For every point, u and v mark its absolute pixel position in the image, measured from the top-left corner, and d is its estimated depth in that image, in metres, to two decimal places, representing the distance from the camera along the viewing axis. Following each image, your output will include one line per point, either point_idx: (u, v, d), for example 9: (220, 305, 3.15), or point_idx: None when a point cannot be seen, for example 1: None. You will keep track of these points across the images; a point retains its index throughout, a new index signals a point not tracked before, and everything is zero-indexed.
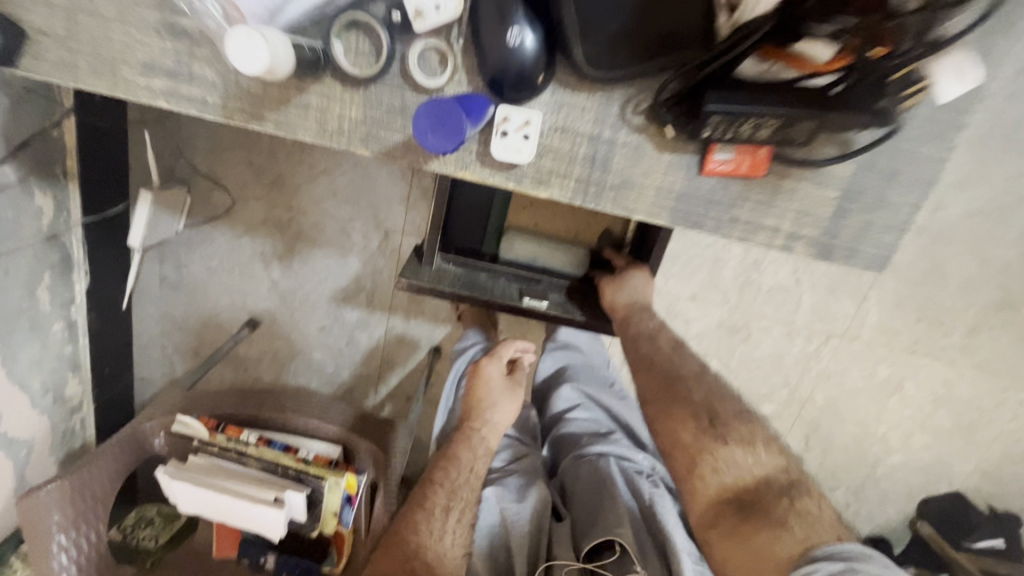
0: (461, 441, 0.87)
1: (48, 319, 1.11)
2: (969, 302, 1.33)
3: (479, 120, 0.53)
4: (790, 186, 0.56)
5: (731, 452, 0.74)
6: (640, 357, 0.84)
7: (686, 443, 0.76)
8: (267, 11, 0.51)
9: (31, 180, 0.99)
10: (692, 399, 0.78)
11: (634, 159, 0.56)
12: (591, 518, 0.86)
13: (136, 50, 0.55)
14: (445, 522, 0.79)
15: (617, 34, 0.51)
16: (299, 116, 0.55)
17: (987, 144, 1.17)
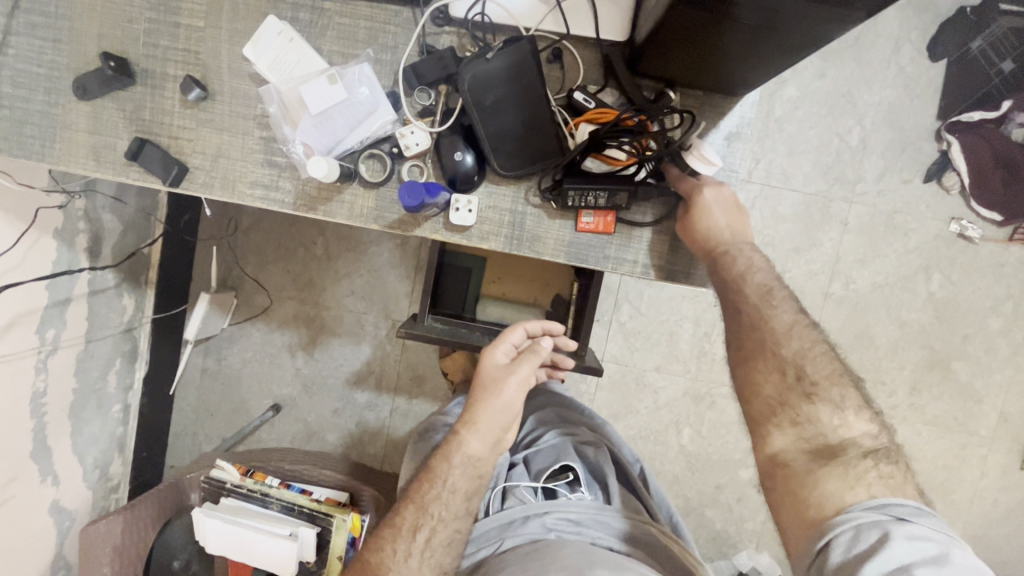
0: (444, 456, 0.85)
1: (110, 399, 1.33)
2: (902, 362, 1.51)
3: (440, 199, 0.70)
4: (637, 234, 0.74)
5: (816, 407, 0.66)
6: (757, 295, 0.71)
7: (765, 390, 0.68)
8: (327, 147, 0.71)
9: (123, 285, 1.30)
10: (782, 353, 0.68)
11: (538, 221, 0.73)
12: (547, 463, 0.96)
13: (243, 171, 0.74)
14: (411, 548, 0.80)
15: (518, 148, 0.69)
16: (336, 208, 0.73)
17: (874, 229, 1.47)
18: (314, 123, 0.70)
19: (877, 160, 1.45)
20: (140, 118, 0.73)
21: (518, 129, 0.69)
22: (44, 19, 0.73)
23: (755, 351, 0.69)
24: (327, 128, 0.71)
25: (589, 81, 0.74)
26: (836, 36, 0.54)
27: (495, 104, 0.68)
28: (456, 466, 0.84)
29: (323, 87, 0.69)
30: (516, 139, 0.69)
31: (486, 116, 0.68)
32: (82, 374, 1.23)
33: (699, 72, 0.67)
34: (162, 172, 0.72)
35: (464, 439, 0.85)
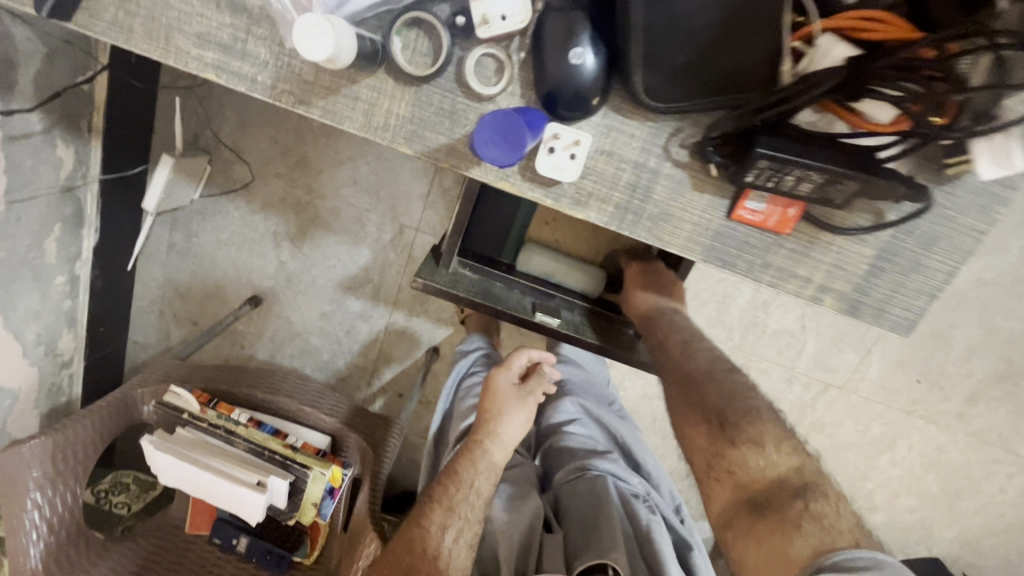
0: (469, 459, 0.78)
1: (52, 270, 1.10)
2: (971, 370, 1.33)
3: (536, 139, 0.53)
4: (827, 237, 0.55)
5: (742, 452, 0.63)
6: (687, 375, 0.73)
7: (701, 446, 0.67)
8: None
9: (55, 131, 0.99)
10: (712, 402, 0.68)
11: (677, 190, 0.55)
12: (584, 537, 0.78)
13: (194, 21, 0.54)
14: (441, 550, 0.71)
15: (682, 65, 0.49)
16: (345, 107, 0.54)
17: (1006, 217, 1.18)
18: None
19: None
20: None
21: (693, 32, 0.48)
22: None
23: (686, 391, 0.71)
24: None
25: None
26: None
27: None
28: (479, 472, 0.77)
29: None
30: (688, 44, 0.48)
31: (654, 3, 0.48)
32: (9, 241, 0.98)
33: None
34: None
35: (480, 449, 0.79)
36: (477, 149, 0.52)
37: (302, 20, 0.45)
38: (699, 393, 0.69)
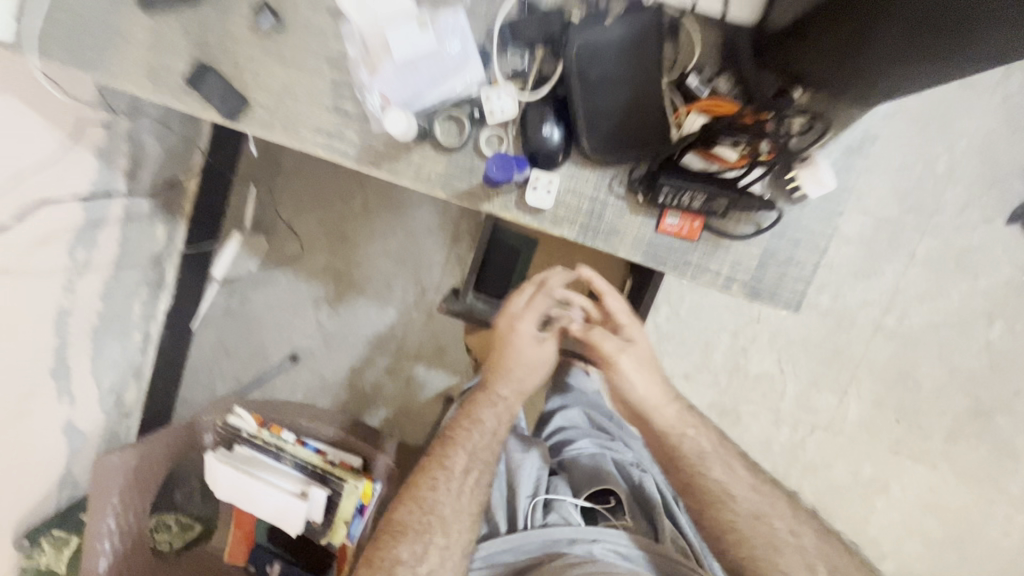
0: (484, 402, 0.88)
1: (132, 327, 1.31)
2: (944, 408, 1.44)
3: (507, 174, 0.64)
4: (726, 242, 0.65)
5: (786, 556, 0.78)
6: (714, 493, 0.82)
7: (742, 543, 0.80)
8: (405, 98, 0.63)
9: (156, 213, 1.25)
10: (739, 510, 0.82)
11: (620, 212, 0.65)
12: (588, 478, 0.93)
13: (300, 113, 0.66)
14: (463, 485, 0.84)
15: (620, 133, 0.62)
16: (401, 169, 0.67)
17: (941, 267, 1.38)
18: (394, 72, 0.61)
19: (961, 192, 1.34)
20: (206, 41, 0.65)
21: (625, 111, 0.62)
22: None
23: (699, 496, 0.83)
24: (409, 78, 0.62)
25: (704, 63, 0.66)
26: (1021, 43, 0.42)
27: (593, 81, 0.61)
28: (491, 412, 0.88)
29: (412, 31, 0.59)
30: (618, 120, 0.61)
31: (592, 92, 0.61)
32: (109, 299, 1.20)
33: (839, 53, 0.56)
34: (222, 103, 0.65)
35: (495, 394, 0.89)
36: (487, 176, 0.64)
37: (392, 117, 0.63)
38: (717, 507, 0.82)
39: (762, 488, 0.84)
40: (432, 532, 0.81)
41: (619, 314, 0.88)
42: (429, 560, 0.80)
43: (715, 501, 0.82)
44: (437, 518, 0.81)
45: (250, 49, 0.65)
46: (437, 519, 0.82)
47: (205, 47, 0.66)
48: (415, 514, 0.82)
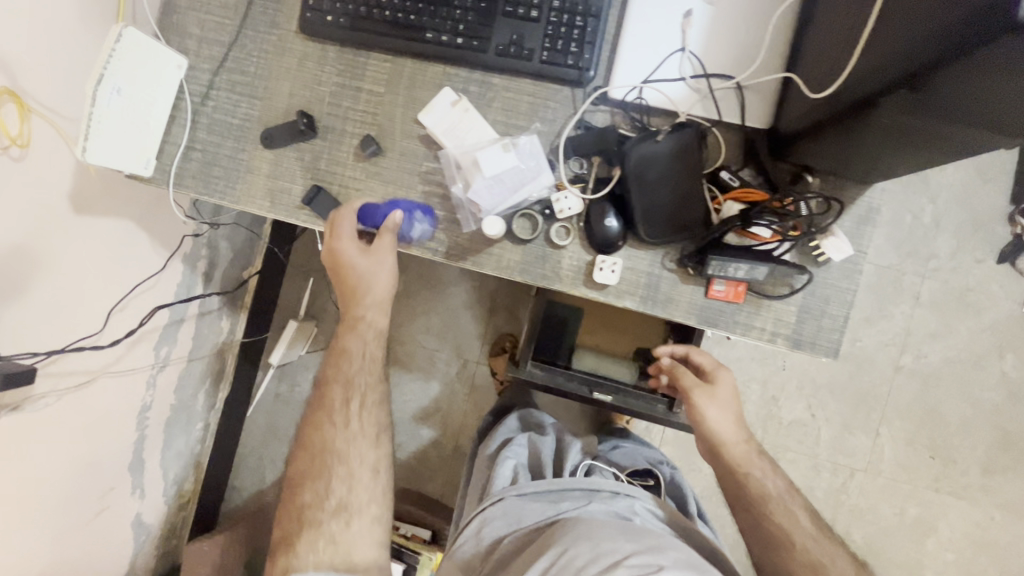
0: (349, 334, 0.84)
1: (196, 417, 1.38)
2: (974, 441, 1.49)
3: (388, 218, 0.75)
4: (766, 303, 0.75)
5: None
6: (770, 529, 0.79)
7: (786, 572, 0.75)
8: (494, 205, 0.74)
9: (224, 308, 1.36)
10: (810, 559, 0.75)
11: (672, 283, 0.76)
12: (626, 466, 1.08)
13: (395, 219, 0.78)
14: (358, 404, 0.83)
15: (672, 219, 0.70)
16: (484, 259, 0.77)
17: (946, 306, 1.49)
18: (484, 183, 0.72)
19: (951, 237, 1.48)
20: (317, 168, 0.78)
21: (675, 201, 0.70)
22: (243, 78, 0.79)
23: (767, 540, 0.78)
24: (495, 187, 0.73)
25: (730, 160, 0.74)
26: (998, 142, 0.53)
27: (639, 186, 0.69)
28: (361, 341, 0.84)
29: (497, 154, 0.72)
30: (668, 215, 0.70)
31: (645, 187, 0.69)
32: (181, 390, 1.28)
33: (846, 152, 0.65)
34: (333, 218, 0.78)
35: (356, 325, 0.83)
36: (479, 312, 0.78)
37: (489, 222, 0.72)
38: (783, 548, 0.77)
39: (839, 555, 0.75)
40: (343, 436, 0.81)
41: (712, 364, 0.89)
42: (349, 463, 0.80)
43: (767, 536, 0.78)
44: (344, 421, 0.82)
45: (352, 171, 0.78)
46: (343, 424, 0.82)
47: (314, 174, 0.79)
48: (327, 429, 0.82)
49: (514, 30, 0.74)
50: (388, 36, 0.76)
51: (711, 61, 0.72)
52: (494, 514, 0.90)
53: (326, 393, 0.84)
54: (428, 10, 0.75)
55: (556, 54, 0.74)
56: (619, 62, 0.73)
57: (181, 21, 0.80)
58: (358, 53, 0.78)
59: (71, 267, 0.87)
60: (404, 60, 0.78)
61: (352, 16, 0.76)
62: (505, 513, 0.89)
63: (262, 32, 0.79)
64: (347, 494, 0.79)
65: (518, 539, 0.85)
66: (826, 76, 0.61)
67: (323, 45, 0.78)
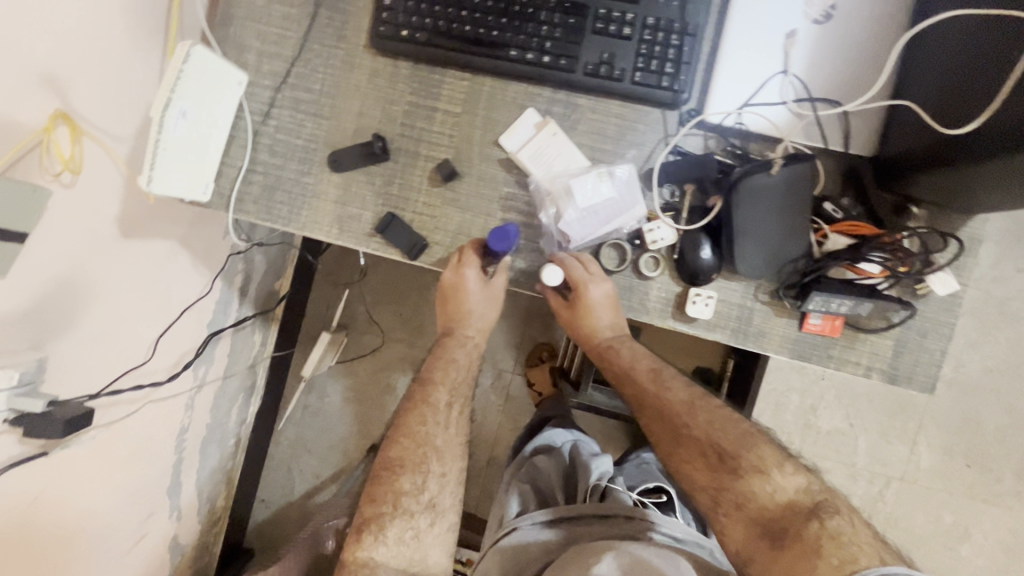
0: (455, 343, 0.85)
1: (228, 433, 1.33)
2: (1010, 449, 1.50)
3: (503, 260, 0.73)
4: (862, 337, 0.72)
5: (747, 481, 0.67)
6: (675, 428, 0.74)
7: (700, 481, 0.70)
8: (581, 236, 0.71)
9: (256, 321, 1.31)
10: (726, 448, 0.70)
11: (765, 317, 0.72)
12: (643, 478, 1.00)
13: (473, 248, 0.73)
14: (447, 418, 0.83)
15: (773, 253, 0.67)
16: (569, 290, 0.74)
17: (985, 315, 1.48)
18: (577, 215, 0.70)
19: (993, 246, 1.46)
20: (390, 194, 0.74)
21: (777, 235, 0.67)
22: (308, 96, 0.74)
23: (671, 442, 0.73)
24: (586, 219, 0.70)
25: (829, 188, 0.71)
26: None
27: (744, 222, 0.66)
28: (465, 350, 0.85)
29: (593, 183, 0.69)
30: (771, 252, 0.67)
31: (747, 220, 0.66)
32: (216, 408, 1.24)
33: (959, 189, 0.62)
34: (408, 247, 0.73)
35: (463, 333, 0.85)
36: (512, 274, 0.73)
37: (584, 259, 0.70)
38: (682, 442, 0.73)
39: (746, 433, 0.71)
40: (430, 463, 0.80)
41: (573, 270, 0.72)
42: (430, 489, 0.80)
43: (671, 439, 0.74)
44: (432, 448, 0.81)
45: (428, 195, 0.74)
46: (432, 452, 0.81)
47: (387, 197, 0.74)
48: (409, 448, 0.80)
49: (604, 48, 0.69)
50: (467, 52, 0.71)
51: (815, 84, 0.68)
52: (506, 546, 0.84)
53: (410, 406, 0.83)
54: (511, 26, 0.70)
55: (650, 75, 0.69)
56: (716, 84, 0.69)
57: (239, 33, 0.74)
58: (432, 70, 0.73)
59: (118, 294, 0.81)
60: (482, 79, 0.73)
61: (428, 31, 0.71)
62: (518, 546, 0.83)
63: (328, 46, 0.74)
64: (425, 524, 0.78)
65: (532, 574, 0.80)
66: (960, 110, 0.57)
67: (394, 61, 0.73)
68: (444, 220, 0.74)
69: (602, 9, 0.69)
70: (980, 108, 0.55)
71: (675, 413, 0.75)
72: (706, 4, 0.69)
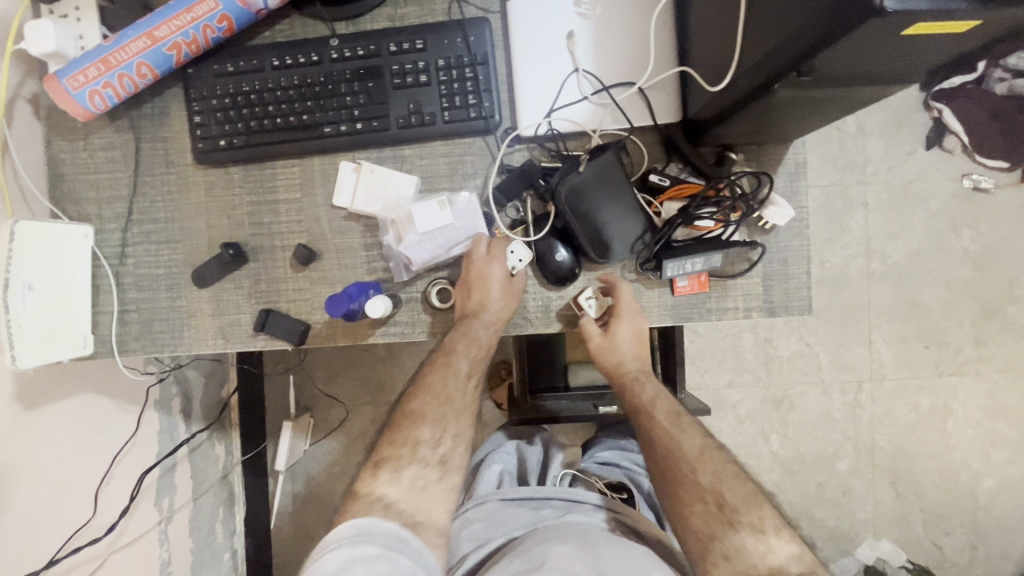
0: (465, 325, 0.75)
1: (220, 549, 1.34)
2: (959, 319, 1.55)
3: (364, 311, 0.71)
4: (732, 284, 0.75)
5: (741, 538, 0.69)
6: (677, 478, 0.75)
7: (695, 524, 0.72)
8: (422, 258, 0.72)
9: (212, 435, 1.32)
10: (699, 482, 0.74)
11: (638, 293, 0.76)
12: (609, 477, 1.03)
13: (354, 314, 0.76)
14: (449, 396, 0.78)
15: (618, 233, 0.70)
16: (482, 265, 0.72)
17: (895, 204, 1.54)
18: (418, 238, 0.71)
19: (880, 139, 1.52)
20: (260, 292, 0.76)
21: (619, 210, 0.70)
22: (155, 225, 0.77)
23: (677, 477, 0.75)
24: (428, 242, 0.71)
25: (654, 161, 0.75)
26: (882, 88, 0.55)
27: (588, 208, 0.69)
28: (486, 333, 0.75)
29: (434, 211, 0.71)
30: (620, 234, 0.70)
31: (576, 208, 0.69)
32: (196, 531, 1.24)
33: (760, 122, 0.66)
34: (291, 336, 0.75)
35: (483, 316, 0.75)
36: (336, 304, 0.70)
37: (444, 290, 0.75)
38: (682, 478, 0.75)
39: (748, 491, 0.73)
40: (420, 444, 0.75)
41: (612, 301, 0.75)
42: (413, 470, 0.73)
43: (671, 483, 0.76)
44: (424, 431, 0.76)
45: (296, 279, 0.76)
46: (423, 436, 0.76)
47: (260, 295, 0.76)
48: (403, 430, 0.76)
49: (409, 99, 0.73)
50: (288, 142, 0.74)
51: (606, 73, 0.72)
52: (473, 517, 0.90)
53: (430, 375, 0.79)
54: (318, 106, 0.73)
55: (457, 111, 0.73)
56: (520, 98, 0.73)
57: (74, 189, 0.77)
58: (263, 166, 0.76)
59: (44, 463, 0.83)
60: (310, 159, 0.76)
61: (244, 133, 0.74)
62: (487, 514, 0.89)
63: (159, 174, 0.76)
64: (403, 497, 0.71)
65: (497, 540, 0.84)
66: (720, 66, 0.62)
67: (224, 169, 0.76)
68: (320, 298, 0.76)
69: (395, 65, 0.73)
70: (729, 63, 0.59)
71: (692, 464, 0.75)
72: (488, 31, 0.73)
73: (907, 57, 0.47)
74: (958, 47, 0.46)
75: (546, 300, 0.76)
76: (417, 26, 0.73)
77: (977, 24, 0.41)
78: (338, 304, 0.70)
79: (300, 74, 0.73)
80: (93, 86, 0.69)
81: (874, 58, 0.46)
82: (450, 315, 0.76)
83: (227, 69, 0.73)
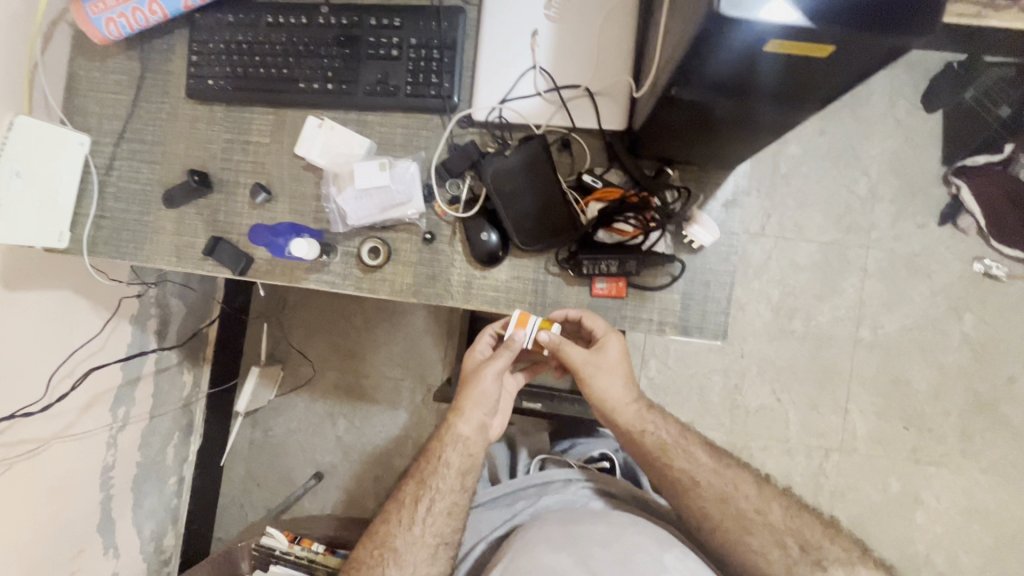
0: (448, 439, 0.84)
1: (168, 473, 1.40)
2: (947, 406, 1.47)
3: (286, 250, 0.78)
4: (652, 295, 0.76)
5: (749, 508, 0.78)
6: (680, 483, 0.80)
7: (711, 511, 0.78)
8: (357, 217, 0.78)
9: (183, 362, 1.40)
10: (700, 483, 0.79)
11: (558, 288, 0.78)
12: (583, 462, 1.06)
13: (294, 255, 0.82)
14: (426, 522, 0.81)
15: (538, 217, 0.74)
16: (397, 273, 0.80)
17: (896, 275, 1.48)
18: (355, 197, 0.77)
19: (889, 206, 1.49)
20: (217, 221, 0.83)
21: (541, 201, 0.74)
22: (142, 145, 0.85)
23: (678, 487, 0.80)
24: (364, 202, 0.77)
25: (595, 164, 0.78)
26: (794, 116, 0.57)
27: (515, 191, 0.74)
28: (456, 450, 0.83)
29: (373, 172, 0.76)
30: (538, 215, 0.74)
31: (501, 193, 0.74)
32: (145, 447, 1.32)
33: (693, 142, 0.68)
34: (233, 264, 0.81)
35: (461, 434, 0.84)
36: (256, 235, 0.79)
37: (376, 248, 0.79)
38: (684, 488, 0.79)
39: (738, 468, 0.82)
40: (387, 566, 0.80)
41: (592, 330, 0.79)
42: None
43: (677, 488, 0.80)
44: (390, 551, 0.80)
45: (251, 215, 0.83)
46: (391, 554, 0.81)
47: (218, 224, 0.83)
48: (370, 547, 0.82)
49: (379, 70, 0.79)
50: (267, 91, 0.81)
51: (562, 74, 0.76)
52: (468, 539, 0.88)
53: (414, 482, 0.85)
54: (299, 63, 0.81)
55: (420, 87, 0.78)
56: (479, 84, 0.78)
57: (82, 103, 0.87)
58: (242, 110, 0.84)
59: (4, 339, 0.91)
60: (285, 110, 0.83)
61: (232, 77, 0.82)
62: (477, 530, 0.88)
63: (155, 102, 0.85)
64: None
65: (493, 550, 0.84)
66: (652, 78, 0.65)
67: (209, 107, 0.84)
68: None
69: (373, 37, 0.79)
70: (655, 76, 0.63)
71: (690, 479, 0.80)
72: (461, 20, 0.78)
73: (793, 81, 0.49)
74: (844, 78, 0.48)
75: (470, 276, 0.79)
76: (400, 7, 0.80)
77: (837, 49, 0.43)
78: (260, 236, 0.79)
79: (289, 33, 0.81)
80: (110, 15, 0.78)
81: (760, 75, 0.48)
82: (377, 274, 0.80)
83: (228, 20, 0.82)
